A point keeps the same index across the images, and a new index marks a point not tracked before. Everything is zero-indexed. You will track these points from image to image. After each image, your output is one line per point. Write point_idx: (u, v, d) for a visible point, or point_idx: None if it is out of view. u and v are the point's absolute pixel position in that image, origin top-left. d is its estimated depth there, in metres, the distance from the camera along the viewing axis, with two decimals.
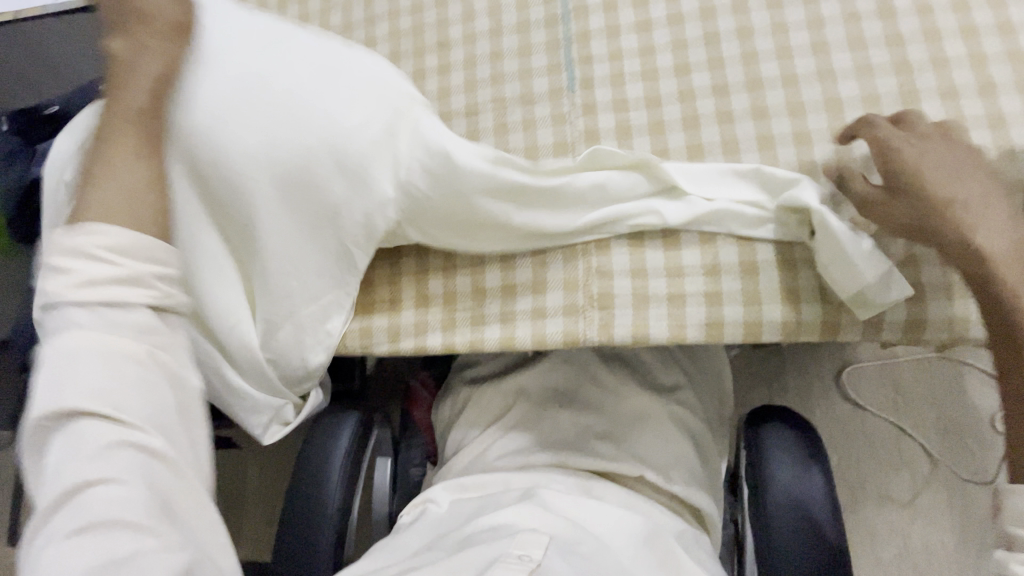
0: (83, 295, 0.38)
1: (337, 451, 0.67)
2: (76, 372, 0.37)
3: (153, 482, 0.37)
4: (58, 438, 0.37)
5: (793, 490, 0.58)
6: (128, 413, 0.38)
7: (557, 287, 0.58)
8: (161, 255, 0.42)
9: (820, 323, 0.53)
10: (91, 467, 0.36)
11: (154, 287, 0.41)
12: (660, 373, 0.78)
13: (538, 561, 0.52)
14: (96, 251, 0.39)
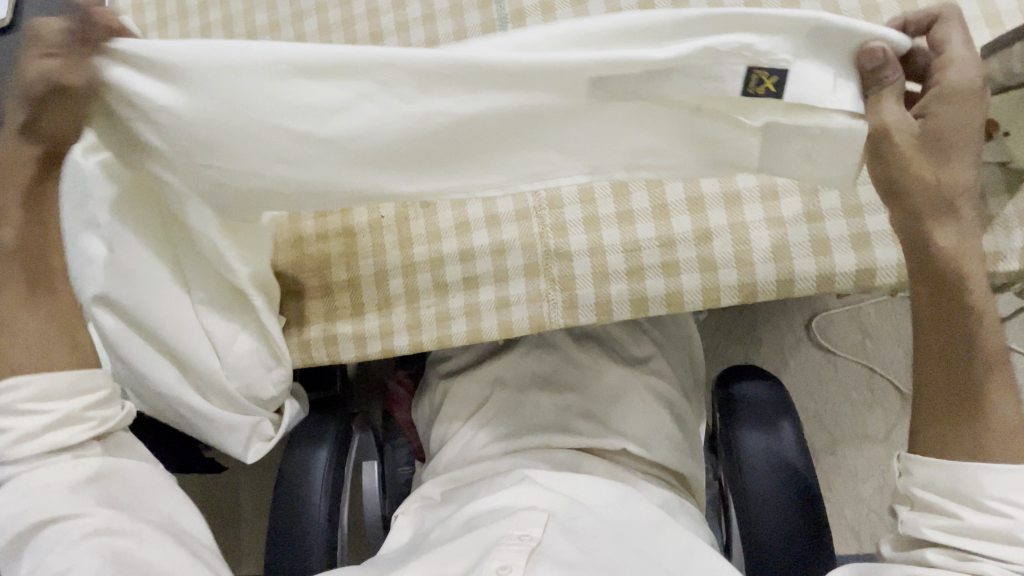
0: (23, 443, 0.47)
1: (318, 462, 0.67)
2: (48, 477, 0.47)
3: (116, 554, 0.45)
4: (26, 550, 0.46)
5: (766, 444, 0.59)
6: (82, 508, 0.47)
7: (518, 275, 0.58)
8: (80, 382, 0.49)
9: (776, 282, 0.52)
10: (73, 554, 0.45)
11: (88, 414, 0.49)
12: (632, 345, 0.78)
13: (538, 540, 0.54)
14: (22, 402, 0.47)
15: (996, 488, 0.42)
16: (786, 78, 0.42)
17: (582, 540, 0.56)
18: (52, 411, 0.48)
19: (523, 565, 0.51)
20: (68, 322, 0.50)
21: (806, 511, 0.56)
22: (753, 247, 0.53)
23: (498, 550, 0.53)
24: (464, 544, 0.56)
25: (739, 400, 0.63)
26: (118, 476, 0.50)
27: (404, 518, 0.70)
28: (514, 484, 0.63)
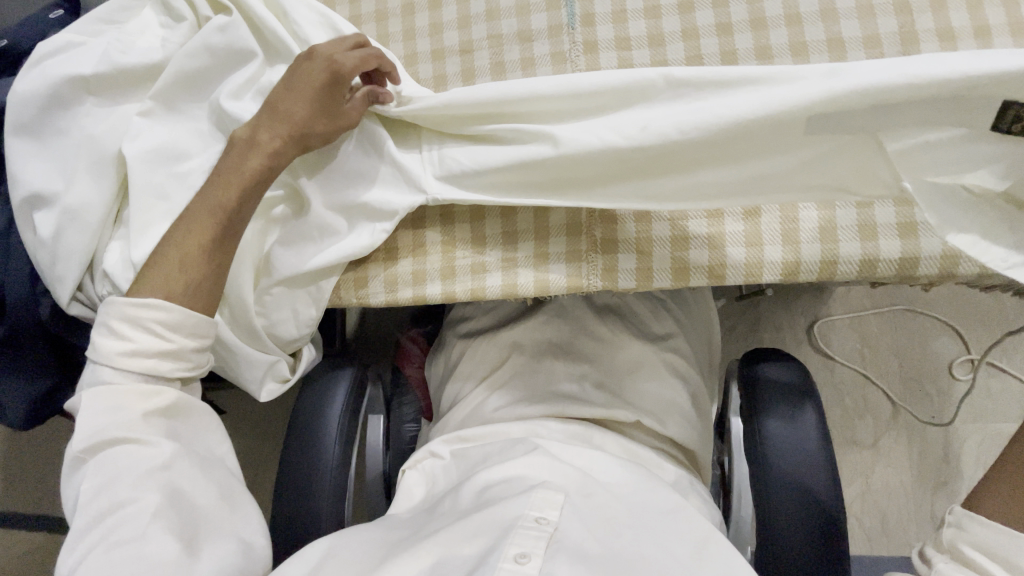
0: (126, 365, 0.50)
1: (334, 405, 0.66)
2: (135, 391, 0.50)
3: (174, 491, 0.47)
4: (88, 462, 0.48)
5: (786, 429, 0.59)
6: (163, 419, 0.51)
7: (560, 234, 0.57)
8: (197, 329, 0.53)
9: (820, 262, 0.52)
10: (136, 482, 0.46)
11: (188, 359, 0.53)
12: (653, 322, 0.78)
13: (555, 526, 0.53)
14: (142, 318, 0.51)
15: None
16: None
17: (597, 524, 0.55)
18: (168, 343, 0.51)
19: (542, 555, 0.50)
20: None
21: (821, 500, 0.56)
22: (800, 227, 0.53)
23: (516, 536, 0.51)
24: (477, 523, 0.54)
25: (762, 385, 0.63)
26: (187, 413, 0.53)
27: (414, 474, 0.71)
28: (527, 455, 0.63)
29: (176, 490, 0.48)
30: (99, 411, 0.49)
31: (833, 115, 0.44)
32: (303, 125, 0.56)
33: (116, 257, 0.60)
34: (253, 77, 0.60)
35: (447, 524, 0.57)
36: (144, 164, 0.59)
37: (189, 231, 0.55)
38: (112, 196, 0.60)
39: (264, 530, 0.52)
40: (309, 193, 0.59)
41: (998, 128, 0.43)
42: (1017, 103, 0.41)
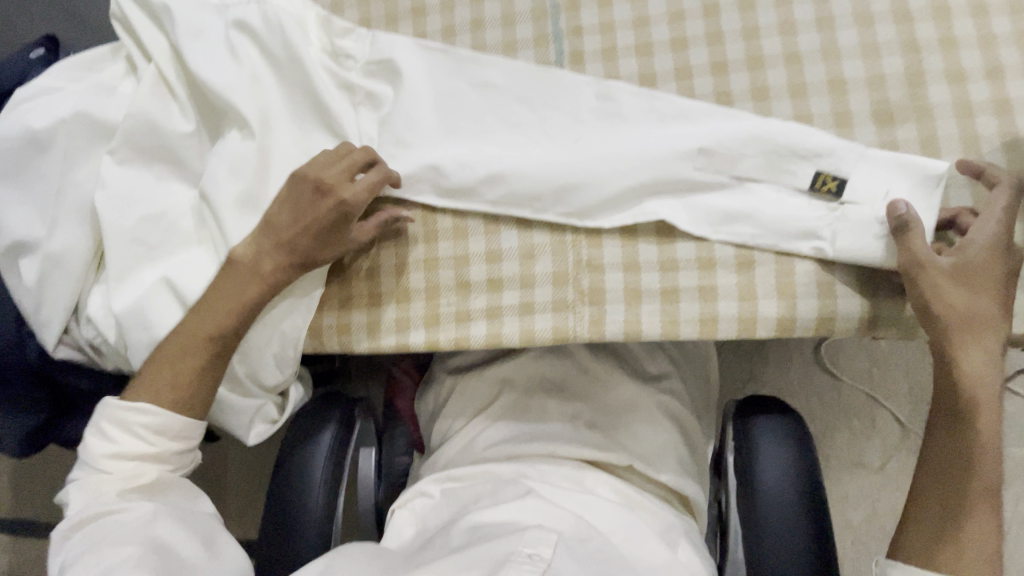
0: (110, 464, 0.53)
1: (319, 450, 0.64)
2: (122, 470, 0.53)
3: (153, 532, 0.51)
4: (77, 537, 0.51)
5: (781, 481, 0.57)
6: (153, 498, 0.53)
7: (546, 282, 0.55)
8: (189, 432, 0.56)
9: (816, 318, 0.49)
10: (123, 538, 0.50)
11: (169, 462, 0.56)
12: (649, 361, 0.76)
13: (549, 562, 0.53)
14: (139, 428, 0.54)
15: None
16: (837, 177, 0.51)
17: (590, 565, 0.55)
18: (149, 445, 0.54)
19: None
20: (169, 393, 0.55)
21: (813, 551, 0.55)
22: (795, 281, 0.50)
23: (511, 569, 0.52)
24: (470, 558, 0.54)
25: (757, 432, 0.61)
26: (168, 491, 0.55)
27: (403, 513, 0.69)
28: (520, 497, 0.61)
29: (157, 541, 0.50)
30: (73, 516, 0.51)
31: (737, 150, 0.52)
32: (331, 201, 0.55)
33: (99, 303, 0.60)
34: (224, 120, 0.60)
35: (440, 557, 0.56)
36: (123, 212, 0.59)
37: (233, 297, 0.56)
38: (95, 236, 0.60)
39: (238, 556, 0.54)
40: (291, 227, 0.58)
41: (813, 191, 0.52)
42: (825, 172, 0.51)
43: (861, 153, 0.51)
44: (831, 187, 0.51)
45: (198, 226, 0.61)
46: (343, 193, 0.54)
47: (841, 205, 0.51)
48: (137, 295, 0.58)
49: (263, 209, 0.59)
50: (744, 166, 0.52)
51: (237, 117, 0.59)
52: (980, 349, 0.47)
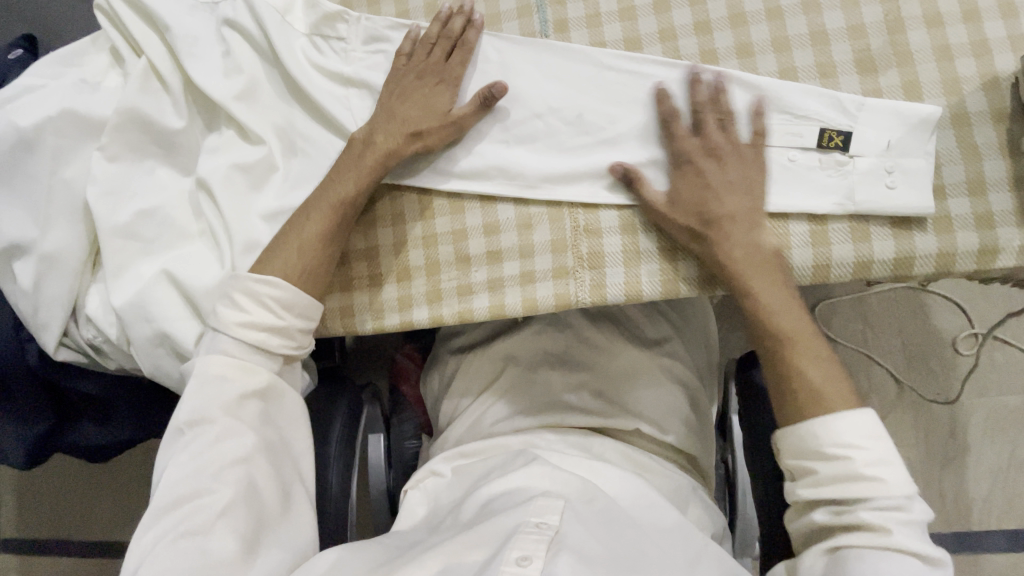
0: (239, 332, 0.53)
1: (331, 436, 0.63)
2: (231, 375, 0.53)
3: (243, 482, 0.51)
4: (190, 435, 0.51)
5: None
6: (253, 435, 0.53)
7: (545, 250, 0.56)
8: (311, 313, 0.56)
9: (811, 267, 0.51)
10: (221, 474, 0.50)
11: (293, 339, 0.56)
12: (649, 326, 0.77)
13: (557, 529, 0.51)
14: (266, 299, 0.54)
15: (916, 515, 0.48)
16: (842, 132, 0.51)
17: (598, 530, 0.54)
18: (278, 320, 0.54)
19: (545, 557, 0.48)
20: (306, 268, 0.55)
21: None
22: (789, 232, 0.51)
23: (518, 539, 0.49)
24: (478, 534, 0.52)
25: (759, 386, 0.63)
26: (279, 401, 0.56)
27: (416, 494, 0.69)
28: (527, 465, 0.62)
29: (249, 484, 0.51)
30: (190, 412, 0.52)
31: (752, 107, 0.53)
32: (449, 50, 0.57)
33: (99, 302, 0.61)
34: (217, 114, 0.62)
35: (449, 536, 0.55)
36: (118, 207, 0.59)
37: (368, 160, 0.56)
38: (89, 234, 0.60)
39: (311, 527, 0.54)
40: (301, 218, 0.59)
41: (821, 146, 0.52)
42: (830, 128, 0.51)
43: (860, 104, 0.51)
44: (838, 142, 0.51)
45: (192, 217, 0.60)
46: (445, 76, 0.57)
47: (851, 159, 0.51)
48: (136, 290, 0.57)
49: (259, 195, 0.60)
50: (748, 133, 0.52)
51: (229, 109, 0.60)
52: (773, 291, 0.51)
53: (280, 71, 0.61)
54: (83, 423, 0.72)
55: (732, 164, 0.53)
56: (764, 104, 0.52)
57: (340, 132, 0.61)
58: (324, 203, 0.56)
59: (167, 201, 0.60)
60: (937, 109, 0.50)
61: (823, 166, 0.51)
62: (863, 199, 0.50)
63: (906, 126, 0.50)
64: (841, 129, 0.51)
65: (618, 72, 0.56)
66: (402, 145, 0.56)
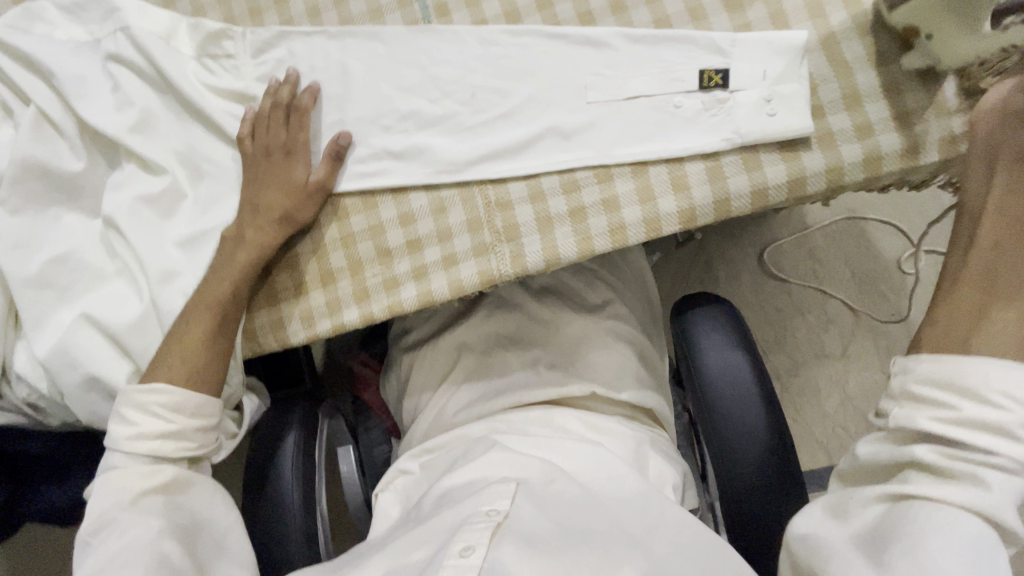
0: (132, 445, 0.53)
1: (285, 453, 0.61)
2: (127, 474, 0.54)
3: (151, 556, 0.49)
4: (96, 541, 0.51)
5: (724, 367, 0.60)
6: (156, 515, 0.52)
7: (462, 231, 0.57)
8: (205, 410, 0.55)
9: (713, 203, 0.52)
10: (125, 560, 0.49)
11: (189, 440, 0.55)
12: (589, 293, 0.79)
13: (505, 514, 0.52)
14: (154, 407, 0.54)
15: (998, 378, 0.38)
16: (720, 70, 0.53)
17: (552, 509, 0.54)
18: (168, 424, 0.54)
19: (487, 544, 0.49)
20: (191, 371, 0.55)
21: (767, 412, 0.58)
22: (688, 173, 0.53)
23: (463, 532, 0.50)
24: (425, 531, 0.54)
25: (695, 329, 0.63)
26: (187, 486, 0.56)
27: (388, 496, 0.70)
28: (488, 454, 0.62)
29: (156, 556, 0.50)
30: (94, 519, 0.52)
31: (632, 59, 0.54)
32: (294, 135, 0.58)
33: (23, 359, 0.60)
34: (117, 150, 0.61)
35: (402, 532, 0.56)
36: (29, 260, 0.58)
37: (240, 247, 0.56)
38: (3, 291, 0.59)
39: None
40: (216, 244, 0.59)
41: (704, 87, 0.53)
42: (707, 67, 0.53)
43: (732, 40, 0.53)
44: (717, 80, 0.53)
45: (107, 257, 0.60)
46: (292, 147, 0.57)
47: (731, 94, 0.53)
48: (57, 338, 0.57)
49: (170, 225, 0.59)
50: (633, 85, 0.54)
51: (127, 143, 0.60)
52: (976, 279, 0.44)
53: (172, 97, 0.61)
54: (43, 486, 0.69)
55: (622, 119, 0.54)
56: (645, 54, 0.54)
57: None
58: (198, 306, 0.55)
59: (79, 245, 0.59)
60: (803, 34, 0.52)
61: (706, 106, 0.53)
62: (749, 130, 0.52)
63: (778, 54, 0.52)
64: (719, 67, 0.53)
65: (501, 46, 0.57)
66: (272, 234, 0.56)
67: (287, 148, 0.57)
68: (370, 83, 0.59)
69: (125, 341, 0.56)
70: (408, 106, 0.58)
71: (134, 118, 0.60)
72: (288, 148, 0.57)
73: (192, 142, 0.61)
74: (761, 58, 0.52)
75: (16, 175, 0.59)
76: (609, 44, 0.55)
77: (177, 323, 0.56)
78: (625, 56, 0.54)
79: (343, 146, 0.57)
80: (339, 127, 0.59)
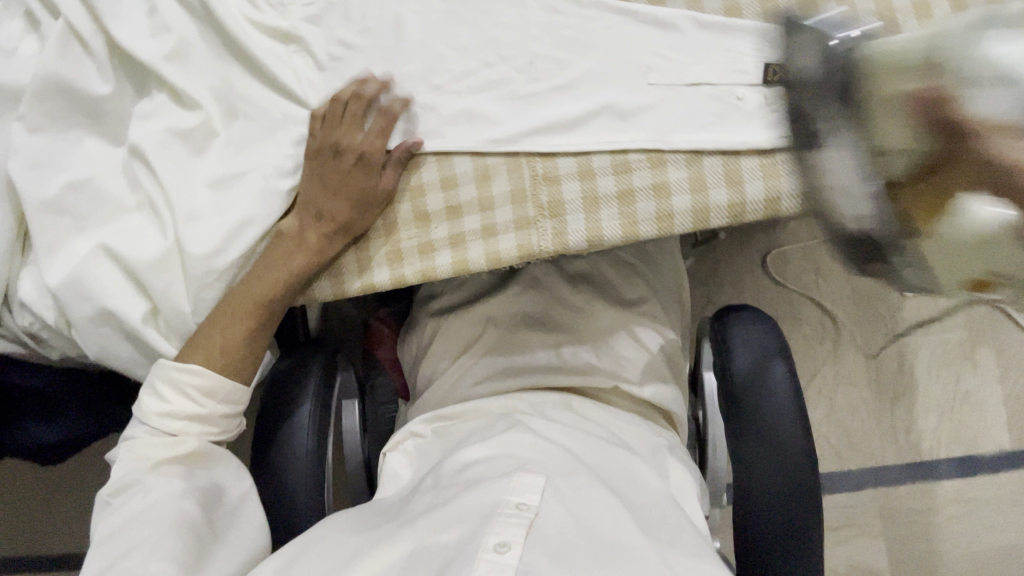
0: (161, 420, 0.53)
1: (302, 407, 0.58)
2: (153, 444, 0.53)
3: (176, 522, 0.49)
4: (117, 501, 0.50)
5: (763, 382, 0.61)
6: (181, 481, 0.52)
7: (505, 202, 0.55)
8: (237, 397, 0.56)
9: (764, 201, 0.52)
10: (150, 521, 0.49)
11: (217, 422, 0.56)
12: (625, 287, 0.79)
13: (536, 513, 0.50)
14: (186, 386, 0.53)
15: None
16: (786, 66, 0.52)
17: (576, 503, 0.52)
18: (199, 407, 0.54)
19: (522, 543, 0.47)
20: (234, 358, 0.55)
21: (805, 459, 0.58)
22: (742, 167, 0.52)
23: (497, 523, 0.48)
24: (454, 511, 0.51)
25: (738, 342, 0.65)
26: (211, 458, 0.55)
27: (394, 458, 0.69)
28: (508, 436, 0.60)
29: (181, 522, 0.50)
30: (116, 480, 0.51)
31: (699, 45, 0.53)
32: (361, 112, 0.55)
33: (29, 287, 0.57)
34: (147, 77, 0.58)
35: (426, 509, 0.54)
36: (45, 183, 0.55)
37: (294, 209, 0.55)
38: (13, 214, 0.56)
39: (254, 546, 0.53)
40: (246, 185, 0.56)
41: (767, 82, 0.52)
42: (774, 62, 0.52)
43: None
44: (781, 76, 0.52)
45: (129, 189, 0.57)
46: (357, 123, 0.55)
47: None
48: (71, 268, 0.54)
49: (200, 163, 0.57)
50: (696, 71, 0.53)
51: (161, 71, 0.56)
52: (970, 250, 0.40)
53: (213, 28, 0.58)
54: (24, 423, 0.65)
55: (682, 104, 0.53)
56: (712, 41, 0.53)
57: (283, 93, 0.58)
58: (245, 296, 0.54)
59: (100, 173, 0.56)
60: (873, 40, 0.52)
61: (768, 101, 0.52)
62: None
63: None
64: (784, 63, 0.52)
65: (567, 16, 0.55)
66: (333, 238, 0.55)
67: (352, 122, 0.55)
68: (426, 39, 0.57)
69: (143, 278, 0.54)
70: (462, 66, 0.56)
71: (170, 45, 0.57)
72: (353, 122, 0.55)
73: (230, 78, 0.58)
74: None
75: (38, 91, 0.56)
76: (677, 27, 0.54)
77: (222, 305, 0.54)
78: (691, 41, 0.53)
79: (399, 108, 0.55)
80: (387, 81, 0.57)
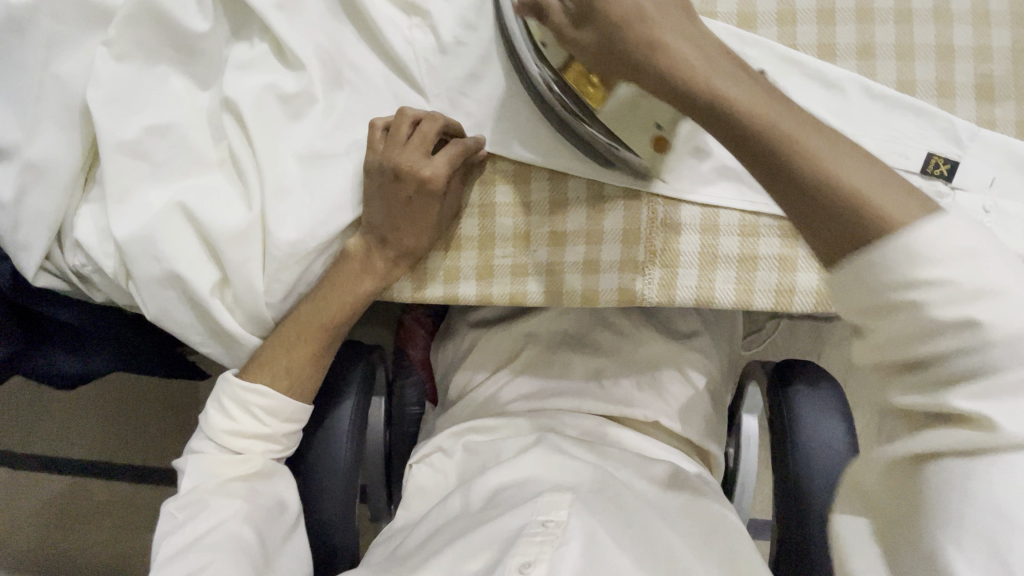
0: (226, 438, 0.51)
1: (340, 414, 0.51)
2: (219, 461, 0.51)
3: (234, 550, 0.46)
4: (180, 517, 0.48)
5: (821, 453, 0.52)
6: (241, 502, 0.49)
7: (616, 239, 0.51)
8: (296, 414, 0.51)
9: None
10: (209, 547, 0.46)
11: (279, 442, 0.52)
12: (680, 320, 0.75)
13: (564, 531, 0.45)
14: (252, 405, 0.51)
15: None
16: (949, 159, 0.48)
17: (618, 526, 0.48)
18: (263, 426, 0.51)
19: (549, 561, 0.43)
20: (297, 377, 0.52)
21: None
22: None
23: (521, 543, 0.44)
24: (480, 533, 0.48)
25: (798, 405, 0.55)
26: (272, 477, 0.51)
27: (422, 468, 0.67)
28: (536, 453, 0.58)
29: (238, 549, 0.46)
30: (183, 496, 0.49)
31: (862, 116, 0.49)
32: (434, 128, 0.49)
33: (89, 226, 0.52)
34: (252, 22, 0.52)
35: (455, 534, 0.51)
36: (126, 120, 0.50)
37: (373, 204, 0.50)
38: (83, 140, 0.52)
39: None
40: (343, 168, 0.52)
41: (926, 172, 0.48)
42: (938, 153, 0.48)
43: (973, 133, 0.48)
44: (943, 170, 0.48)
45: (213, 142, 0.52)
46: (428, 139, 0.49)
47: (953, 190, 0.48)
48: (143, 219, 0.50)
49: (296, 131, 0.52)
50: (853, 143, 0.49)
51: (271, 21, 0.51)
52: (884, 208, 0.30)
53: None
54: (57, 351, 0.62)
55: None
56: (876, 115, 0.49)
57: (399, 71, 0.53)
58: (309, 320, 0.52)
59: (187, 121, 0.51)
60: None
61: (922, 193, 0.48)
62: None
63: (1013, 164, 0.48)
64: (948, 156, 0.48)
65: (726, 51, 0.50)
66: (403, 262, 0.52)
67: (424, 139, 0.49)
68: None
69: (221, 247, 0.50)
70: None
71: None
72: (426, 140, 0.49)
73: (344, 43, 0.53)
74: (994, 163, 0.48)
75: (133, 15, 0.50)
76: (843, 92, 0.49)
77: (286, 330, 0.53)
78: (855, 110, 0.49)
79: (473, 147, 0.50)
80: (516, 82, 0.52)
